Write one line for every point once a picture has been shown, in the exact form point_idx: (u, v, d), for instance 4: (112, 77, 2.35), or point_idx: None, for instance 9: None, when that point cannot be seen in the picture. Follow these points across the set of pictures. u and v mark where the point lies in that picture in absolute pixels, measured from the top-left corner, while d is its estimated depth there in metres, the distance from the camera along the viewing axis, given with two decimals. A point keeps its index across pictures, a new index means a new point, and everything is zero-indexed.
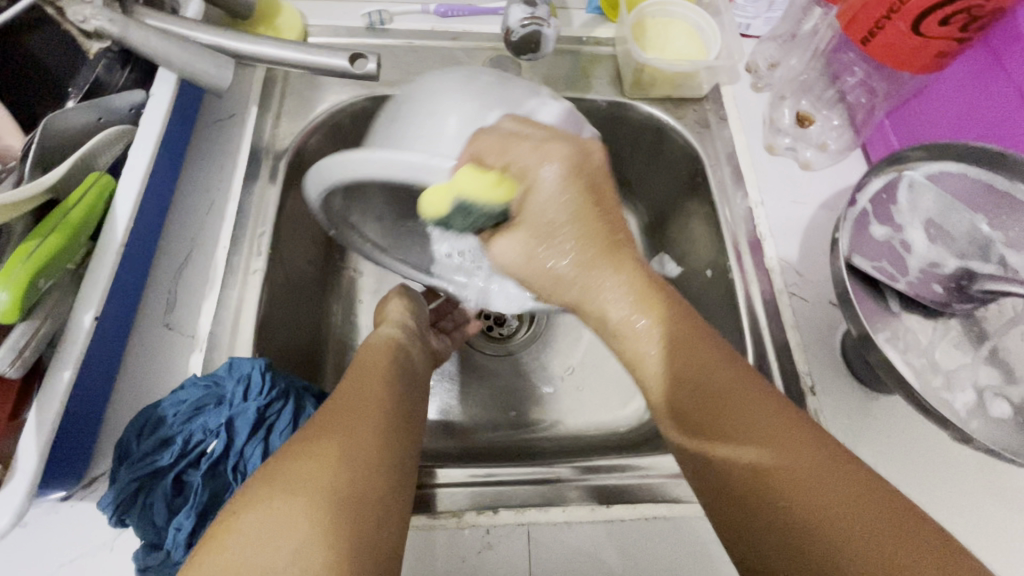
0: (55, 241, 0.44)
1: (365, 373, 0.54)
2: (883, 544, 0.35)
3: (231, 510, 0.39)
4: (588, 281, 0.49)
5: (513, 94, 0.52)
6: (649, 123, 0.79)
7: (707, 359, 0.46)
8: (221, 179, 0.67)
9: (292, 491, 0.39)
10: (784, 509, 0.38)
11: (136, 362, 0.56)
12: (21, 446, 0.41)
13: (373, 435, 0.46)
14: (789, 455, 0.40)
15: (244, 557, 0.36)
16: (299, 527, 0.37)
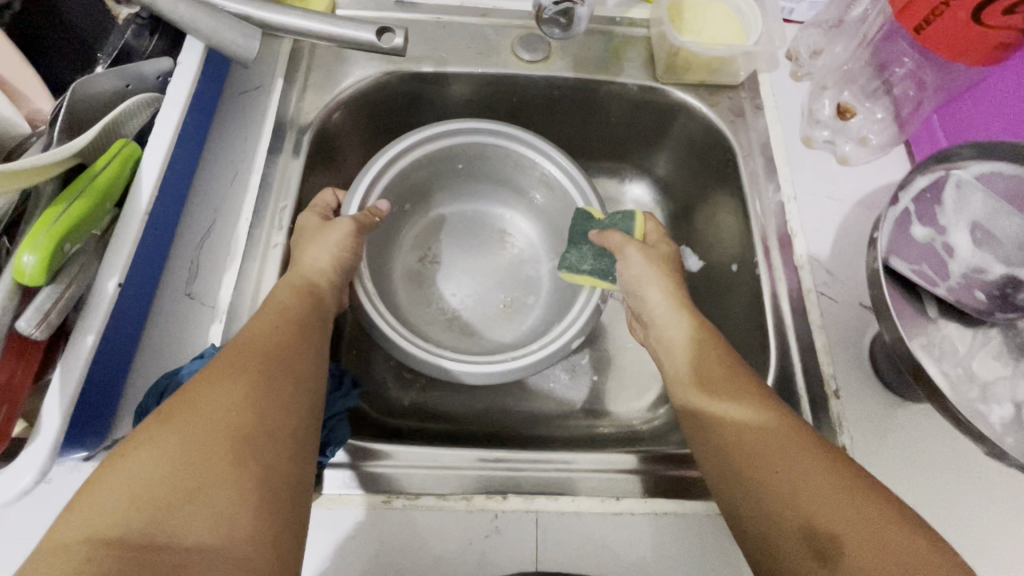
0: (81, 206, 0.45)
1: (277, 313, 0.53)
2: (861, 520, 0.40)
3: (127, 447, 0.39)
4: (645, 297, 0.62)
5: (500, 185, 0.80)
6: (681, 111, 0.76)
7: (711, 351, 0.55)
8: (245, 151, 0.67)
9: (191, 433, 0.40)
10: (781, 486, 0.44)
11: (157, 330, 0.56)
12: (45, 406, 0.42)
13: (282, 384, 0.46)
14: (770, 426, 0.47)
15: (141, 492, 0.37)
16: (200, 471, 0.39)
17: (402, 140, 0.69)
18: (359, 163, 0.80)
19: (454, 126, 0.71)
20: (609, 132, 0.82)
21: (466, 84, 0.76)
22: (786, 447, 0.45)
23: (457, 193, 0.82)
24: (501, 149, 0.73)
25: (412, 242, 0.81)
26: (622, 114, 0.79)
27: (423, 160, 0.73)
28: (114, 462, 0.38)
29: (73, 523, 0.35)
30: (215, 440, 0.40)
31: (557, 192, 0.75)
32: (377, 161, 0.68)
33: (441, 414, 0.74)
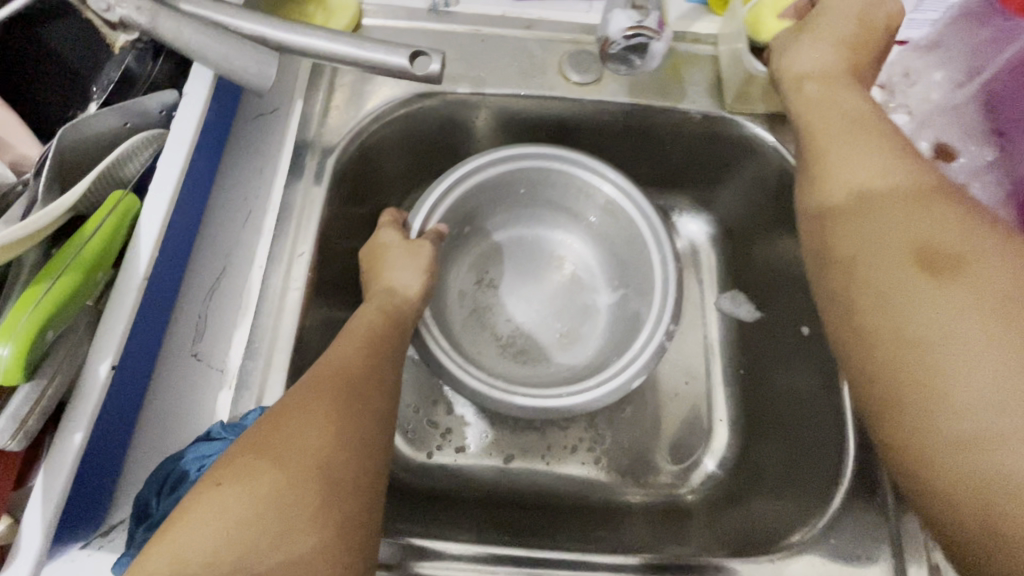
0: (68, 281, 0.38)
1: (360, 335, 0.50)
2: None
3: (216, 477, 0.37)
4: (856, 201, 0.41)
5: (555, 206, 0.73)
6: (749, 145, 0.67)
7: (832, 116, 0.47)
8: (260, 185, 0.60)
9: (281, 469, 0.37)
10: (932, 358, 0.33)
11: (161, 396, 0.51)
12: (26, 520, 0.37)
13: (370, 412, 0.43)
14: (913, 207, 0.38)
15: (231, 530, 0.34)
16: (290, 513, 0.36)
17: (465, 164, 0.65)
18: (386, 190, 0.72)
19: (516, 154, 0.66)
20: (664, 161, 0.73)
21: (506, 107, 0.67)
22: (936, 227, 0.37)
23: (516, 219, 0.75)
24: (563, 174, 0.68)
25: (467, 266, 0.74)
26: (680, 142, 0.70)
27: (480, 188, 0.68)
28: (202, 492, 0.36)
29: (158, 558, 0.33)
30: (305, 479, 0.37)
31: (621, 219, 0.68)
32: (445, 182, 0.65)
33: (465, 474, 0.68)
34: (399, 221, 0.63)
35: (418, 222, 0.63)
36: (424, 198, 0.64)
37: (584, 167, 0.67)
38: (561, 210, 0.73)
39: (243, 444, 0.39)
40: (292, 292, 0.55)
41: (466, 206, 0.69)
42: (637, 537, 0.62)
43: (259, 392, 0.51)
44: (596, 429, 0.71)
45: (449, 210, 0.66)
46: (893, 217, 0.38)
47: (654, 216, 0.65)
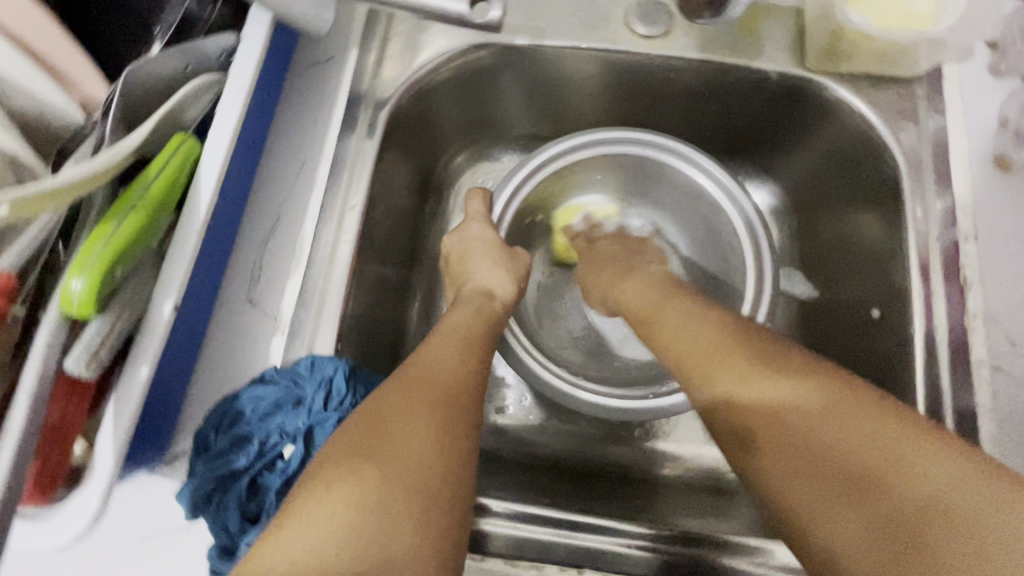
0: (135, 220, 0.39)
1: (453, 340, 0.47)
2: (903, 459, 0.35)
3: (322, 481, 0.35)
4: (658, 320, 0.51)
5: (639, 190, 0.71)
6: (828, 110, 0.61)
7: (741, 354, 0.44)
8: (314, 135, 0.59)
9: (390, 479, 0.35)
10: (853, 468, 0.35)
11: (218, 339, 0.52)
12: (98, 445, 0.39)
13: (471, 420, 0.41)
14: (784, 386, 0.40)
15: (341, 533, 0.33)
16: (396, 522, 0.34)
17: (546, 149, 0.63)
18: (436, 146, 0.71)
19: (603, 137, 0.63)
20: (729, 126, 0.69)
21: (566, 61, 0.64)
22: (824, 415, 0.38)
23: (592, 203, 0.73)
24: (650, 161, 0.65)
25: (541, 253, 0.74)
26: (750, 105, 0.65)
27: (561, 174, 0.65)
28: (310, 494, 0.34)
29: (271, 558, 0.32)
30: (410, 492, 0.35)
31: (709, 208, 0.66)
32: (528, 163, 0.63)
33: (509, 435, 0.69)
34: (485, 211, 0.62)
35: (500, 205, 0.63)
36: (504, 183, 0.63)
37: (673, 155, 0.64)
38: (645, 195, 0.71)
39: (343, 446, 0.37)
40: (344, 245, 0.56)
41: (547, 192, 0.68)
42: (684, 511, 0.60)
43: (310, 340, 0.52)
44: None
45: (529, 196, 0.65)
46: (772, 399, 0.40)
47: (751, 209, 0.61)
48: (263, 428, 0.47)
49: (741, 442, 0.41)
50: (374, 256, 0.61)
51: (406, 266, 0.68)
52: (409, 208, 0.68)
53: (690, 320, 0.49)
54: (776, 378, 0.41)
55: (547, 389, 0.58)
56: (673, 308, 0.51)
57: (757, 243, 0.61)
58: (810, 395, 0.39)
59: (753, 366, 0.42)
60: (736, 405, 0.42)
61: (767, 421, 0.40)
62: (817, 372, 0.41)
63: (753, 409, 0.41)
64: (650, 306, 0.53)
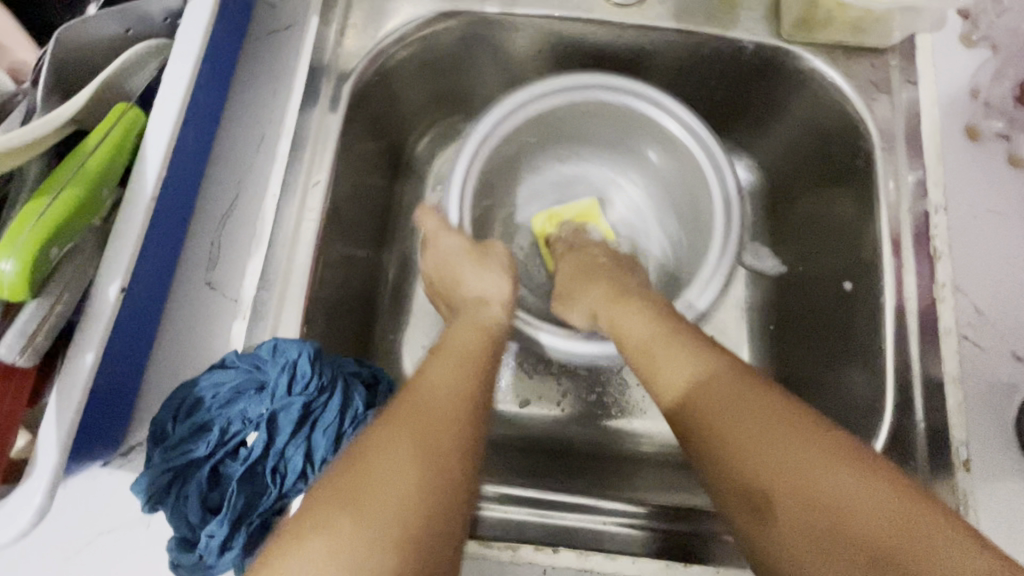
0: (70, 198, 0.36)
1: (454, 363, 0.44)
2: (905, 529, 0.32)
3: (300, 511, 0.33)
4: (651, 355, 0.46)
5: (605, 140, 0.70)
6: (804, 83, 0.61)
7: (735, 408, 0.39)
8: (273, 108, 0.57)
9: (366, 526, 0.31)
10: (866, 543, 0.32)
11: (175, 323, 0.50)
12: (41, 437, 0.36)
13: (463, 453, 0.37)
14: (780, 451, 0.36)
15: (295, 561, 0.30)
16: (351, 542, 0.30)
17: (516, 97, 0.60)
18: (406, 120, 0.68)
19: (565, 85, 0.61)
20: (704, 100, 0.68)
21: (537, 32, 0.62)
22: (829, 483, 0.34)
23: (561, 155, 0.72)
24: (619, 110, 0.63)
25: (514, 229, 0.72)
26: (727, 79, 0.64)
27: (530, 123, 0.63)
28: (285, 526, 0.32)
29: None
30: (373, 507, 0.32)
31: (677, 156, 0.64)
32: (496, 109, 0.60)
33: None
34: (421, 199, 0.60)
35: (465, 162, 0.59)
36: (469, 137, 0.59)
37: (636, 99, 0.61)
38: (611, 147, 0.71)
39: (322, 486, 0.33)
40: (308, 223, 0.53)
41: (516, 142, 0.65)
42: (655, 492, 0.60)
43: (274, 322, 0.50)
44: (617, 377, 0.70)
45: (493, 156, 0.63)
46: (773, 468, 0.36)
47: (716, 149, 0.60)
48: (225, 415, 0.45)
49: (755, 515, 0.36)
50: (341, 235, 0.59)
51: (376, 247, 0.66)
52: (378, 185, 0.66)
53: (675, 343, 0.45)
54: (774, 445, 0.36)
55: (517, 330, 0.57)
56: (676, 353, 0.44)
57: (726, 193, 0.59)
58: (821, 464, 0.35)
59: (745, 424, 0.38)
60: (746, 472, 0.37)
61: (781, 495, 0.35)
62: (821, 434, 0.36)
63: (758, 475, 0.36)
64: (653, 341, 0.46)
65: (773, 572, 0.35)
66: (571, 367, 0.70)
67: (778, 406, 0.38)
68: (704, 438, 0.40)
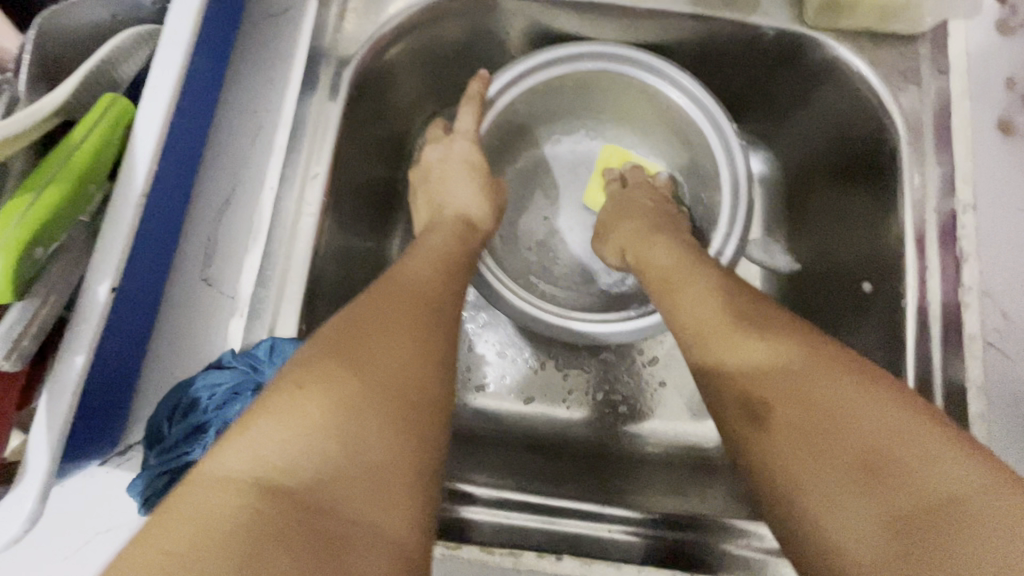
0: (54, 195, 0.35)
1: (428, 283, 0.39)
2: (908, 438, 0.31)
3: (296, 381, 0.30)
4: (673, 284, 0.47)
5: (612, 114, 0.67)
6: (829, 73, 0.57)
7: (749, 333, 0.39)
8: (271, 96, 0.55)
9: (265, 436, 0.28)
10: (859, 442, 0.32)
11: (171, 321, 0.49)
12: (31, 441, 0.35)
13: (405, 367, 0.32)
14: (781, 358, 0.37)
15: (314, 437, 0.28)
16: (373, 431, 0.29)
17: (526, 61, 0.58)
18: (410, 107, 0.65)
19: (567, 53, 0.58)
20: (720, 87, 0.65)
21: (546, 15, 0.59)
22: (827, 389, 0.35)
23: (568, 129, 0.69)
24: (627, 81, 0.60)
25: (520, 213, 0.69)
26: (745, 67, 0.61)
27: (538, 91, 0.61)
28: (281, 393, 0.30)
29: (230, 453, 0.27)
30: (387, 401, 0.31)
31: (685, 128, 0.62)
32: (511, 69, 0.58)
33: (488, 413, 0.67)
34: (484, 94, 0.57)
35: (496, 90, 0.58)
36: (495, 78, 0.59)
37: (640, 68, 0.59)
38: (618, 123, 0.68)
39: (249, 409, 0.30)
40: (307, 217, 0.50)
41: (528, 104, 0.63)
42: (646, 493, 0.59)
43: (270, 321, 0.48)
44: (623, 371, 0.68)
45: (489, 133, 0.62)
46: (775, 376, 0.37)
47: (722, 117, 0.57)
48: (221, 416, 0.44)
49: (751, 422, 0.36)
50: (341, 229, 0.57)
51: (379, 239, 0.64)
52: (380, 175, 0.63)
53: (701, 275, 0.46)
54: (777, 358, 0.37)
55: (529, 320, 0.55)
56: (695, 282, 0.45)
57: (732, 162, 0.57)
58: (823, 372, 0.35)
59: (753, 342, 0.39)
60: (744, 385, 0.38)
61: (778, 403, 0.36)
62: (827, 352, 0.37)
63: (759, 384, 0.37)
64: (673, 274, 0.48)
65: (766, 480, 0.35)
66: (574, 357, 0.69)
67: (791, 328, 0.39)
68: (711, 356, 0.41)
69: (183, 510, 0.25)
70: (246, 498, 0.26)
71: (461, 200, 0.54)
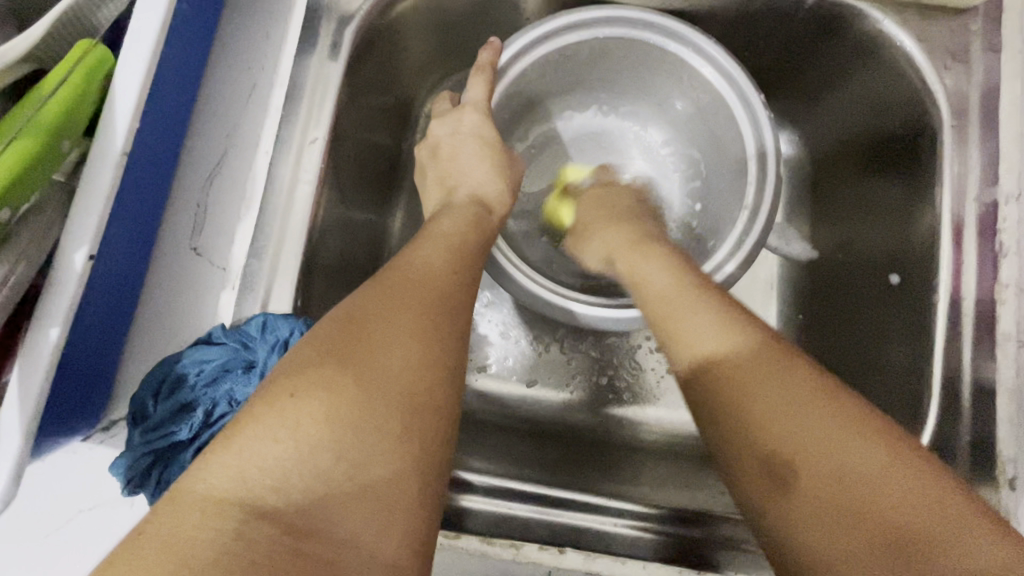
0: (22, 152, 0.31)
1: (435, 269, 0.36)
2: (947, 528, 0.28)
3: (287, 387, 0.28)
4: (667, 310, 0.41)
5: (631, 87, 0.63)
6: (870, 49, 0.53)
7: (765, 382, 0.34)
8: (266, 53, 0.50)
9: (256, 442, 0.26)
10: (887, 524, 0.29)
11: (158, 292, 0.46)
12: (1, 419, 0.33)
13: (408, 366, 0.29)
14: (801, 421, 0.32)
15: (306, 453, 0.26)
16: (372, 440, 0.27)
17: (544, 25, 0.53)
18: (416, 70, 0.61)
19: (585, 18, 0.53)
20: (749, 60, 0.61)
21: None
22: (854, 459, 0.31)
23: (584, 101, 0.65)
24: (651, 49, 0.56)
25: (531, 192, 0.66)
26: (778, 38, 0.58)
27: (555, 59, 0.56)
28: (271, 399, 0.27)
29: (221, 466, 0.25)
30: (386, 410, 0.28)
31: (712, 104, 0.58)
32: (527, 34, 0.53)
33: (490, 396, 0.64)
34: (494, 64, 0.53)
35: (507, 60, 0.54)
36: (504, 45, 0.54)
37: (665, 36, 0.55)
38: (637, 97, 0.64)
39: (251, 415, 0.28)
40: (303, 185, 0.47)
41: (543, 74, 0.59)
42: (649, 487, 0.57)
43: (264, 295, 0.45)
44: (631, 359, 0.66)
45: (501, 102, 0.58)
46: (796, 442, 0.32)
47: (752, 92, 0.53)
48: (210, 395, 0.41)
49: (768, 480, 0.33)
50: (341, 200, 0.53)
51: (380, 211, 0.61)
52: (383, 142, 0.60)
53: (692, 290, 0.41)
54: (803, 421, 0.32)
55: (540, 304, 0.52)
56: (694, 299, 0.40)
57: (761, 142, 0.53)
58: (850, 435, 0.31)
59: (772, 390, 0.34)
60: (770, 443, 0.33)
61: (799, 456, 0.32)
62: (849, 408, 0.33)
63: (777, 439, 0.33)
64: (669, 294, 0.41)
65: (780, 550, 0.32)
66: (581, 341, 0.66)
67: (816, 383, 0.34)
68: (716, 406, 0.36)
69: (162, 537, 0.23)
70: (230, 519, 0.24)
71: (469, 174, 0.51)
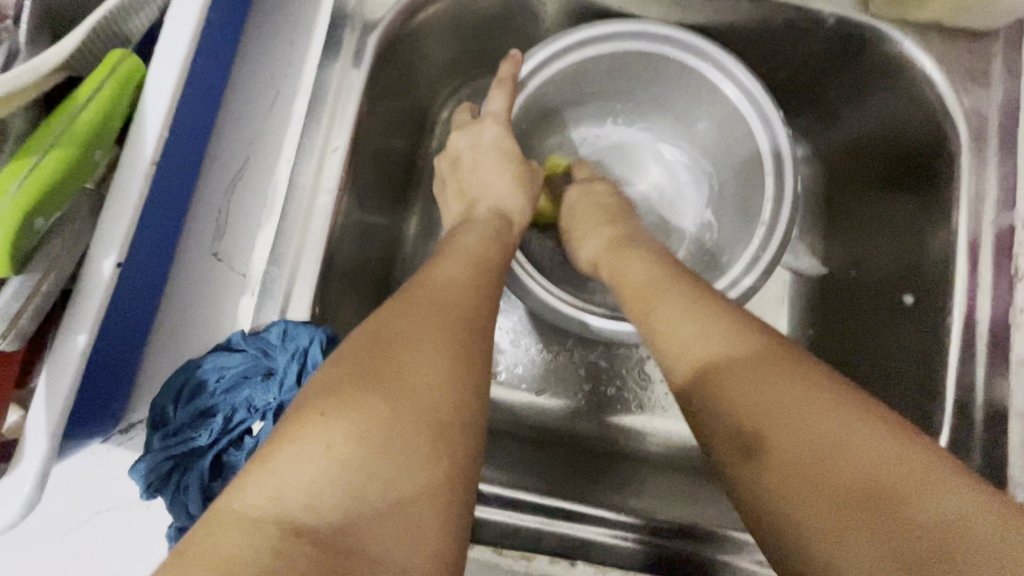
0: (57, 160, 0.32)
1: (458, 286, 0.36)
2: (922, 483, 0.28)
3: (317, 410, 0.28)
4: (652, 299, 0.42)
5: (650, 100, 0.63)
6: (890, 70, 0.54)
7: (737, 357, 0.35)
8: (290, 62, 0.51)
9: (289, 461, 0.26)
10: (847, 472, 0.29)
11: (178, 297, 0.46)
12: (30, 423, 0.33)
13: (437, 386, 0.30)
14: (768, 385, 0.33)
15: (336, 473, 0.26)
16: (403, 461, 0.27)
17: (566, 38, 0.53)
18: (434, 79, 0.61)
19: (608, 31, 0.54)
20: (768, 76, 0.62)
21: None
22: (815, 414, 0.31)
23: (602, 113, 0.65)
24: (671, 64, 0.56)
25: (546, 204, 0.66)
26: (798, 55, 0.58)
27: (575, 71, 0.57)
28: (303, 421, 0.28)
29: (255, 486, 0.25)
30: (416, 428, 0.28)
31: (731, 120, 0.58)
32: (548, 47, 0.53)
33: (501, 405, 0.65)
34: (515, 76, 0.54)
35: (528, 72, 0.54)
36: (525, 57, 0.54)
37: (687, 51, 0.55)
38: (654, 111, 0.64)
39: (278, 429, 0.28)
40: (324, 194, 0.47)
41: (562, 85, 0.59)
42: (653, 496, 0.56)
43: (284, 301, 0.45)
44: (642, 372, 0.66)
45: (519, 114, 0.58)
46: (758, 412, 0.32)
47: (772, 109, 0.53)
48: (229, 401, 0.42)
49: (742, 455, 0.32)
50: (359, 207, 0.53)
51: (397, 218, 0.61)
52: (400, 150, 0.60)
53: (652, 274, 0.44)
54: (763, 395, 0.33)
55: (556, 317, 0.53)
56: (681, 291, 0.41)
57: (780, 159, 0.53)
58: (808, 397, 0.32)
59: (741, 360, 0.35)
60: (745, 421, 0.33)
61: (776, 429, 0.31)
62: (812, 374, 0.33)
63: (738, 407, 0.33)
64: (648, 288, 0.43)
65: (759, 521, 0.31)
66: (592, 352, 0.66)
67: (780, 353, 0.35)
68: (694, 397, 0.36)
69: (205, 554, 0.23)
70: (267, 538, 0.24)
71: (489, 185, 0.51)
